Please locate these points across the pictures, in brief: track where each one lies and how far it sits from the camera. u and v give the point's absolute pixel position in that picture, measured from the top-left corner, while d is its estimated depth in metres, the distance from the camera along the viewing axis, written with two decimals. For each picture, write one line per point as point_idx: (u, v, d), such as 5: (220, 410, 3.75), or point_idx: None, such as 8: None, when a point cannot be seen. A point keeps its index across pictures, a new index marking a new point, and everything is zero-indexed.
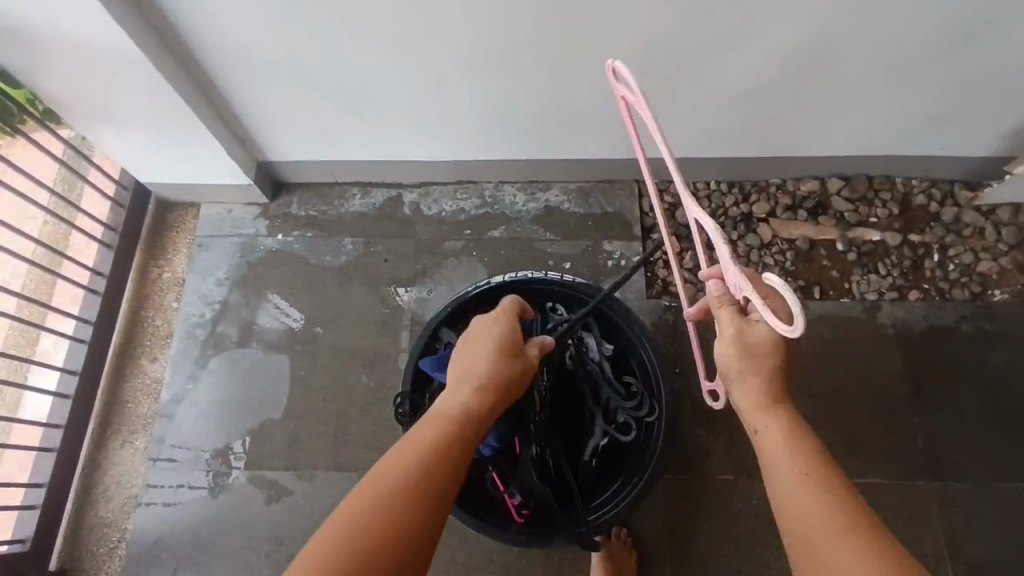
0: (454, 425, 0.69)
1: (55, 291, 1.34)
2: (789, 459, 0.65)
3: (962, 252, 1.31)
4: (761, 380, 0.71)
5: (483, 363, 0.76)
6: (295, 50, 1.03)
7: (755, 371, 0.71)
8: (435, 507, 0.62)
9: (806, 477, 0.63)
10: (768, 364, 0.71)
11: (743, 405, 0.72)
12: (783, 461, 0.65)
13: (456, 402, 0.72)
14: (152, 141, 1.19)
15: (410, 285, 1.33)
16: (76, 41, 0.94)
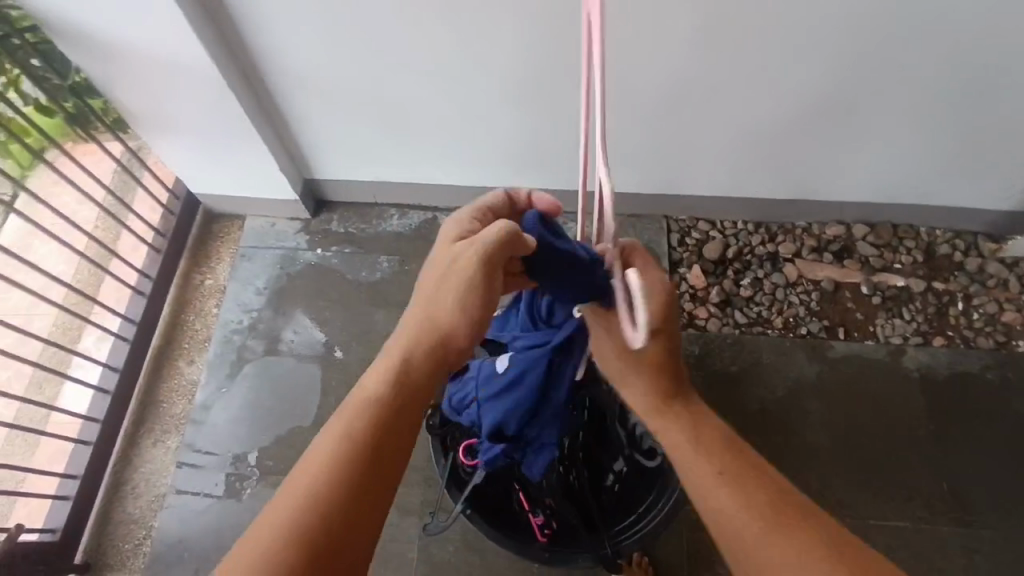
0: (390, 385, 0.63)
1: (101, 287, 1.39)
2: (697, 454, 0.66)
3: (986, 302, 1.33)
4: (655, 393, 0.71)
5: (436, 291, 0.65)
6: (355, 75, 1.10)
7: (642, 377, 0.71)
8: (380, 482, 0.58)
9: (735, 496, 0.62)
10: (651, 370, 0.70)
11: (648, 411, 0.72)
12: (706, 480, 0.64)
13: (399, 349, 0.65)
14: (210, 152, 1.26)
15: None
16: (160, 55, 1.01)
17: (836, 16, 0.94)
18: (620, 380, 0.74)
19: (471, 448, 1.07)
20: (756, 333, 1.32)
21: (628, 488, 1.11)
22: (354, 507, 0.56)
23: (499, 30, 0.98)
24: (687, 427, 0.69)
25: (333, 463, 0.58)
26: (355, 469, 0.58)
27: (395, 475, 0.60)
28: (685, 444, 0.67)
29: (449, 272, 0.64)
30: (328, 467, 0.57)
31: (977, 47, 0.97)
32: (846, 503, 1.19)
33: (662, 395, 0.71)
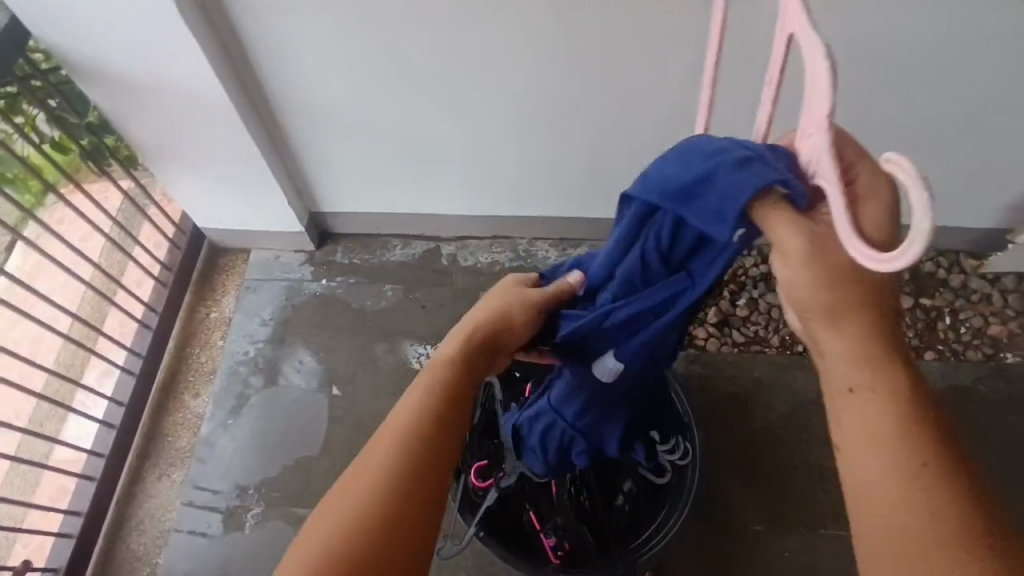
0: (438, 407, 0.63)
1: (106, 317, 1.42)
2: (894, 429, 0.48)
3: (972, 316, 1.39)
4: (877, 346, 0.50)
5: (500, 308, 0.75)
6: (365, 109, 1.14)
7: (856, 316, 0.50)
8: (417, 506, 0.56)
9: (924, 473, 0.47)
10: (861, 311, 0.50)
11: (834, 356, 0.52)
12: (884, 439, 0.49)
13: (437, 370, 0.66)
14: (219, 186, 1.29)
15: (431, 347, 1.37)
16: (176, 92, 1.05)
17: (825, 63, 0.98)
18: (820, 315, 0.51)
19: (482, 470, 1.10)
20: (755, 351, 1.35)
21: (635, 507, 1.12)
22: (403, 520, 0.55)
23: (505, 68, 1.03)
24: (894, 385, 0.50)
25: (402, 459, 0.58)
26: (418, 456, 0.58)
27: (430, 496, 0.57)
28: (886, 404, 0.49)
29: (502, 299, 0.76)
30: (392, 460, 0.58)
31: (961, 86, 1.02)
32: None
33: (867, 346, 0.50)
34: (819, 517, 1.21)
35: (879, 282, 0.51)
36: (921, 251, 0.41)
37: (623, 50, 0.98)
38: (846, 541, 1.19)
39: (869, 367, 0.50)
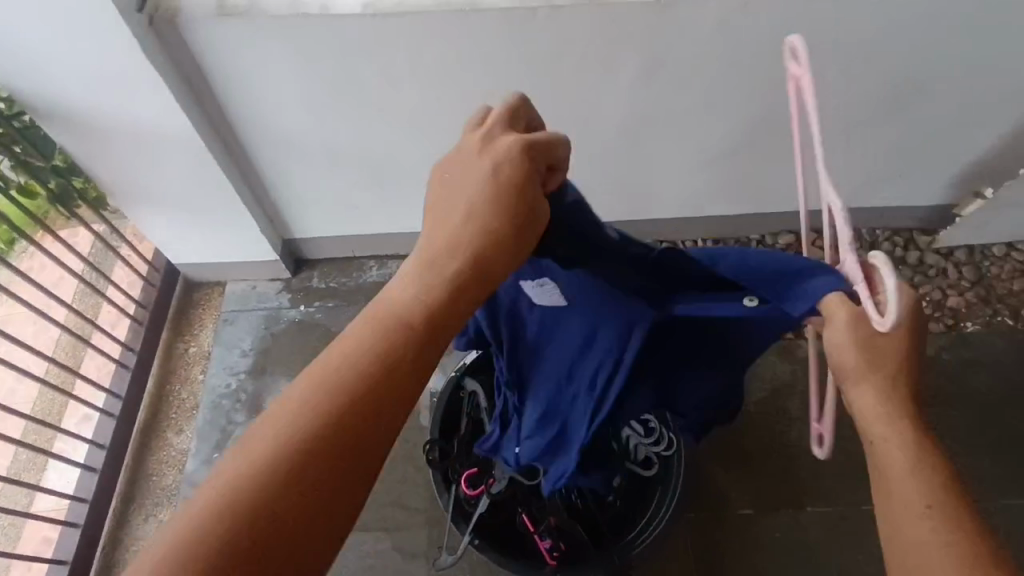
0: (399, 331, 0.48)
1: (84, 361, 1.39)
2: (912, 473, 0.54)
3: (931, 290, 1.45)
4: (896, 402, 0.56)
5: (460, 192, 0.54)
6: (331, 133, 1.17)
7: (882, 370, 0.56)
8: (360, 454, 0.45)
9: (928, 513, 0.52)
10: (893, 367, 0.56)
11: (860, 410, 0.58)
12: (907, 480, 0.54)
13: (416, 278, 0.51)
14: (191, 220, 1.29)
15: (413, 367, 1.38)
16: (144, 130, 1.07)
17: (764, 56, 1.04)
18: (852, 372, 0.57)
19: (473, 479, 1.10)
20: None
21: (626, 500, 1.15)
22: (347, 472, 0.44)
23: (462, 82, 1.06)
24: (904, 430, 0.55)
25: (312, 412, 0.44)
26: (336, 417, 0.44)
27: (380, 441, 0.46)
28: (901, 452, 0.54)
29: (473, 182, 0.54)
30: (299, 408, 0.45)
31: (893, 66, 1.08)
32: (838, 493, 1.24)
33: (892, 400, 0.56)
34: (806, 496, 1.24)
35: (904, 339, 0.56)
36: (893, 318, 0.51)
37: (573, 56, 1.02)
38: (833, 517, 1.22)
39: (891, 417, 0.56)
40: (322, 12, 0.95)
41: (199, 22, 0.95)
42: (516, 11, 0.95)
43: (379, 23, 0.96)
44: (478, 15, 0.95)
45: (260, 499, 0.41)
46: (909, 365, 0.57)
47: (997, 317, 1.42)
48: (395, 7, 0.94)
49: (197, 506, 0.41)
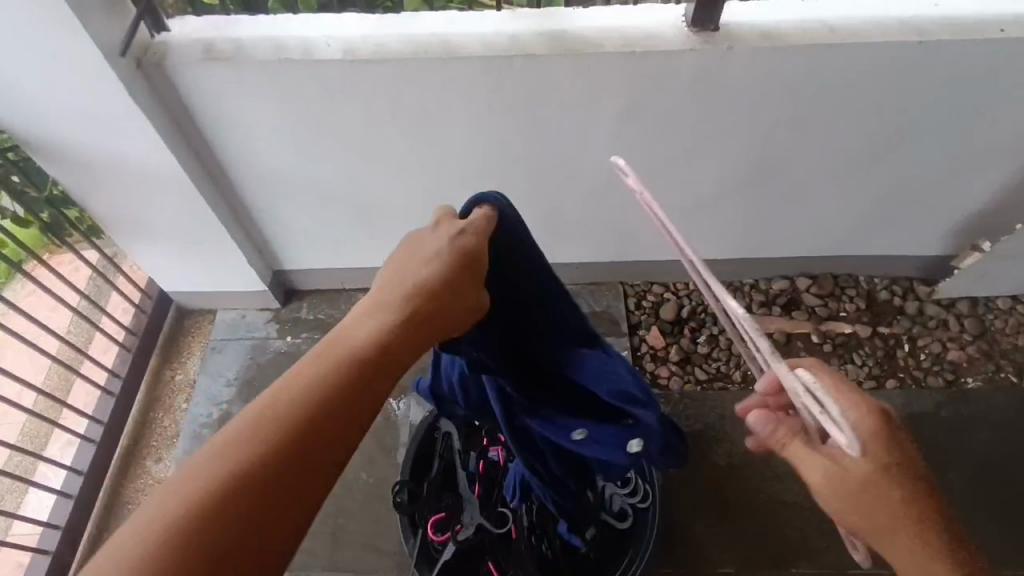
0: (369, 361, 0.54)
1: (73, 388, 1.42)
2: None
3: (931, 342, 1.40)
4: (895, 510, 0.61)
5: (415, 255, 0.64)
6: (317, 172, 1.18)
7: (865, 497, 0.62)
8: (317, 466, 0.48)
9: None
10: (876, 487, 0.61)
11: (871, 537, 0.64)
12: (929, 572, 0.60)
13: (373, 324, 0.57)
14: (182, 252, 1.32)
15: (396, 402, 1.37)
16: (132, 167, 1.09)
17: (744, 104, 1.03)
18: (838, 502, 0.64)
19: (440, 523, 1.07)
20: (717, 389, 1.36)
21: (601, 552, 1.11)
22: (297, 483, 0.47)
23: (443, 125, 1.08)
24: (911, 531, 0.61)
25: (274, 413, 0.49)
26: (302, 420, 0.49)
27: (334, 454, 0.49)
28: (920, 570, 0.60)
29: (425, 251, 0.64)
30: (260, 411, 0.49)
31: (880, 118, 1.06)
32: (825, 554, 1.19)
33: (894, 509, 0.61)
34: (791, 556, 1.19)
35: (868, 461, 0.62)
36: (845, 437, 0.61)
37: (552, 103, 1.02)
38: None
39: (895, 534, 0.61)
40: (303, 57, 0.97)
41: (185, 66, 0.98)
42: (492, 59, 0.96)
43: (358, 69, 0.98)
44: (454, 62, 0.96)
45: (223, 485, 0.44)
46: (898, 477, 0.62)
47: (1000, 374, 1.36)
48: (373, 54, 0.96)
49: (163, 496, 0.44)
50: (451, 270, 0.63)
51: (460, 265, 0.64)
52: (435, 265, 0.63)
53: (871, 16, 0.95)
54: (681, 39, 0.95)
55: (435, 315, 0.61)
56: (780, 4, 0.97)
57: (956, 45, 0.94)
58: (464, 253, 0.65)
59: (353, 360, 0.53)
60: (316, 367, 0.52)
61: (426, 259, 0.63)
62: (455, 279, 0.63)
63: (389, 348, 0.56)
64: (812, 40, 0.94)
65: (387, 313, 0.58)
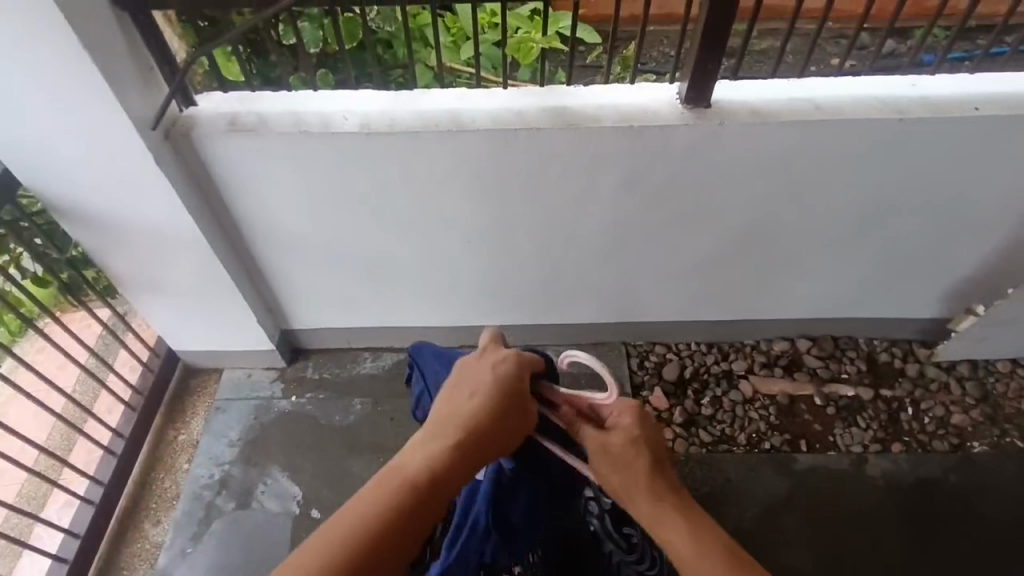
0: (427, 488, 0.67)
1: (74, 446, 1.42)
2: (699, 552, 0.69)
3: (934, 406, 1.40)
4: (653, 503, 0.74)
5: (472, 384, 0.76)
6: (329, 236, 1.23)
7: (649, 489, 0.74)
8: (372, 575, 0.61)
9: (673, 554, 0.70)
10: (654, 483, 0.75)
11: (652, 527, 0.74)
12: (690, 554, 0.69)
13: (431, 448, 0.70)
14: (193, 312, 1.35)
15: None
16: (153, 231, 1.14)
17: (737, 175, 1.08)
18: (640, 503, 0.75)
19: None
20: (721, 451, 1.35)
21: None
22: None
23: (451, 192, 1.13)
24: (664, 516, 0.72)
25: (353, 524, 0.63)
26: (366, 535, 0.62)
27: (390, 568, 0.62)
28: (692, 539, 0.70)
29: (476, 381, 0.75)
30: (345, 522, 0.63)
31: (868, 189, 1.12)
32: None
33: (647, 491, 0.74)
34: None
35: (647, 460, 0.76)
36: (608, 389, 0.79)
37: (555, 173, 1.08)
38: None
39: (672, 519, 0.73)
40: (321, 129, 1.03)
41: (209, 137, 1.04)
42: (499, 132, 1.02)
43: (372, 140, 1.04)
44: (463, 135, 1.02)
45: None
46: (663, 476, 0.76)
47: (1006, 438, 1.36)
48: (387, 127, 1.02)
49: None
50: (496, 400, 0.73)
51: (508, 395, 0.74)
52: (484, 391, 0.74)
53: (853, 95, 1.02)
54: (677, 115, 1.01)
55: (482, 442, 0.71)
56: (768, 83, 1.04)
57: (935, 120, 1.00)
58: (511, 383, 0.75)
59: (413, 485, 0.66)
60: (388, 486, 0.67)
61: (479, 387, 0.75)
62: (504, 407, 0.73)
63: (439, 475, 0.67)
64: (799, 115, 1.00)
65: (442, 440, 0.71)
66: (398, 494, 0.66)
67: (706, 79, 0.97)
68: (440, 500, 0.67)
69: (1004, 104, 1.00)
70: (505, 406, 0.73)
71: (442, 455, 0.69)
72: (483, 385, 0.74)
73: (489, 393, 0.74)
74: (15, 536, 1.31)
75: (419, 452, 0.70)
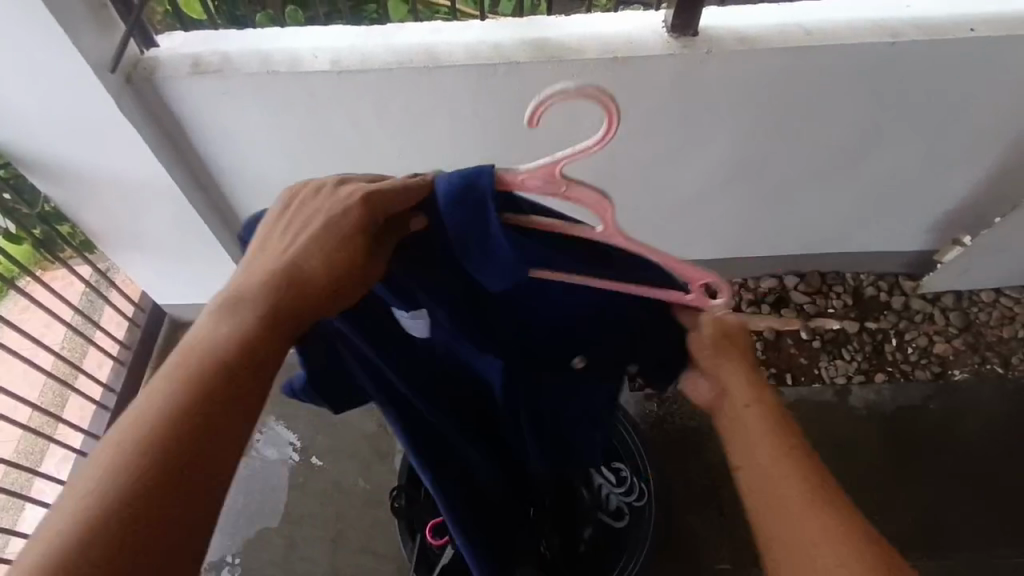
0: (204, 388, 0.49)
1: (68, 402, 1.43)
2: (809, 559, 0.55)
3: (917, 336, 1.42)
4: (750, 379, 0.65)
5: (266, 254, 0.57)
6: (309, 182, 1.20)
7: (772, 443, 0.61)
8: (166, 508, 0.45)
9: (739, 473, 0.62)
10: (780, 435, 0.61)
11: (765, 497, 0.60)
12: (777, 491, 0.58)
13: (203, 346, 0.52)
14: (175, 264, 1.33)
15: None
16: (123, 179, 1.10)
17: (724, 109, 1.06)
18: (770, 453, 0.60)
19: (439, 527, 1.09)
20: None
21: (597, 555, 1.11)
22: (137, 521, 0.45)
23: (431, 132, 1.09)
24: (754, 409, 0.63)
25: (102, 495, 0.45)
26: (138, 471, 0.46)
27: (190, 495, 0.46)
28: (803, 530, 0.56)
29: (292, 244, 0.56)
30: (88, 492, 0.45)
31: (857, 120, 1.09)
32: None
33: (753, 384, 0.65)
34: None
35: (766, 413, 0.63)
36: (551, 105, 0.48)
37: None
38: None
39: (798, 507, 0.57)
40: (291, 69, 0.99)
41: (174, 79, 1.00)
42: (477, 67, 0.98)
43: (345, 79, 1.00)
44: (439, 71, 0.98)
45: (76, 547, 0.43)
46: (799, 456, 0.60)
47: (986, 365, 1.39)
48: (360, 65, 0.98)
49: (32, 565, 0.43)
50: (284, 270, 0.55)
51: (337, 249, 0.55)
52: (303, 255, 0.55)
53: (846, 19, 0.98)
54: (662, 45, 0.97)
55: (279, 323, 0.54)
56: (758, 9, 1.00)
57: (929, 45, 0.97)
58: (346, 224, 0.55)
59: (184, 394, 0.49)
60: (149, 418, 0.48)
61: (266, 259, 0.56)
62: (329, 258, 0.55)
63: (216, 374, 0.50)
64: (789, 42, 0.96)
65: (226, 327, 0.53)
66: (171, 399, 0.49)
67: (692, 6, 0.93)
68: (228, 401, 0.50)
69: (1001, 25, 0.96)
70: (334, 271, 0.55)
71: (222, 347, 0.52)
72: (281, 245, 0.57)
73: (294, 257, 0.55)
74: (16, 490, 1.33)
75: (195, 349, 0.52)
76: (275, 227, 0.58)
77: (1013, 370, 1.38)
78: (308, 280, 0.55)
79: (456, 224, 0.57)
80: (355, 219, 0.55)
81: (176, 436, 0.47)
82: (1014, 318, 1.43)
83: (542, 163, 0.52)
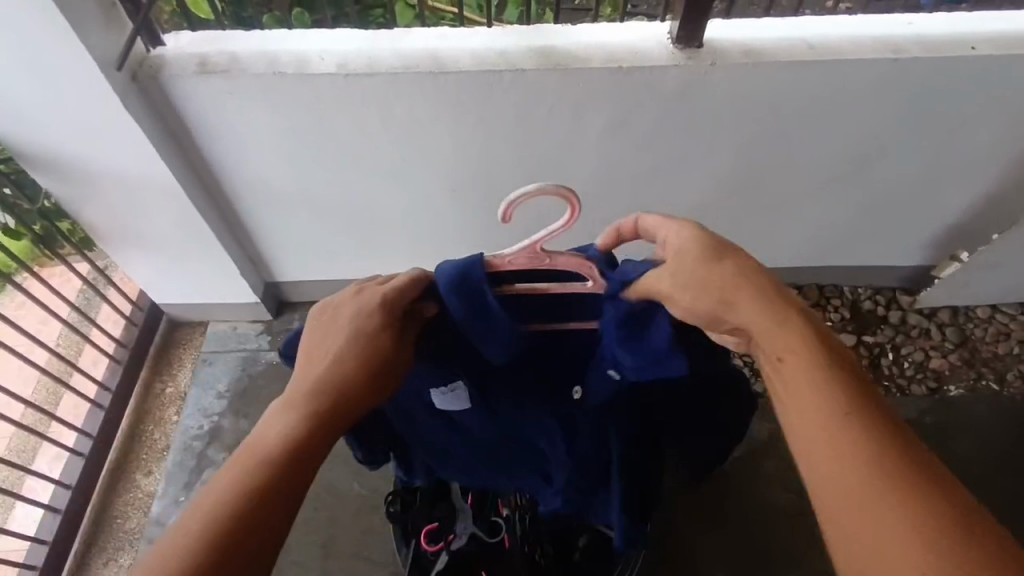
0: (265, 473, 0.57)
1: (61, 399, 1.42)
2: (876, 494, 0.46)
3: (913, 351, 1.43)
4: (800, 342, 0.53)
5: (320, 349, 0.65)
6: (311, 184, 1.20)
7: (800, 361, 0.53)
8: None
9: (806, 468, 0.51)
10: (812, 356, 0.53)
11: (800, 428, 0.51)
12: (840, 505, 0.48)
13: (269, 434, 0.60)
14: (174, 263, 1.32)
15: None
16: (125, 176, 1.10)
17: (726, 120, 1.06)
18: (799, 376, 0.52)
19: (433, 533, 1.08)
20: None
21: (593, 565, 1.11)
22: None
23: (435, 136, 1.09)
24: (807, 386, 0.52)
25: (176, 546, 0.53)
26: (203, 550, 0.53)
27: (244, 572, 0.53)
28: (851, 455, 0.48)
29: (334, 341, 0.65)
30: (170, 541, 0.54)
31: (857, 135, 1.10)
32: (811, 561, 1.22)
33: (803, 351, 0.53)
34: (779, 565, 1.22)
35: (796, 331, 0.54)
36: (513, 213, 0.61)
37: (540, 116, 1.05)
38: None
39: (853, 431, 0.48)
40: (297, 70, 0.99)
41: (180, 79, 1.00)
42: (482, 72, 0.99)
43: (351, 82, 1.00)
44: (445, 76, 0.99)
45: None
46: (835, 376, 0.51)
47: (981, 381, 1.39)
48: (366, 68, 0.99)
49: None
50: (338, 363, 0.63)
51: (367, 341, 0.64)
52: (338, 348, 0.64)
53: (848, 34, 0.99)
54: (667, 56, 0.98)
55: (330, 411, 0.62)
56: (762, 22, 1.01)
57: (930, 62, 0.98)
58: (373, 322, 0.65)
59: (246, 478, 0.56)
60: (215, 496, 0.56)
61: (321, 353, 0.65)
62: (372, 354, 0.64)
63: (276, 459, 0.58)
64: (792, 55, 0.97)
65: (287, 415, 0.61)
66: (236, 484, 0.56)
67: (697, 17, 0.94)
68: (281, 484, 0.57)
69: (1000, 43, 0.98)
70: (376, 365, 0.64)
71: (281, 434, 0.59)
72: (331, 339, 0.65)
73: (345, 352, 0.64)
74: (5, 488, 1.31)
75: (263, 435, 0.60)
76: (327, 323, 0.66)
77: (1009, 387, 1.38)
78: (355, 374, 0.63)
79: (464, 314, 0.67)
80: (381, 320, 0.65)
81: (237, 516, 0.54)
82: (1009, 334, 1.44)
83: (525, 245, 0.66)
